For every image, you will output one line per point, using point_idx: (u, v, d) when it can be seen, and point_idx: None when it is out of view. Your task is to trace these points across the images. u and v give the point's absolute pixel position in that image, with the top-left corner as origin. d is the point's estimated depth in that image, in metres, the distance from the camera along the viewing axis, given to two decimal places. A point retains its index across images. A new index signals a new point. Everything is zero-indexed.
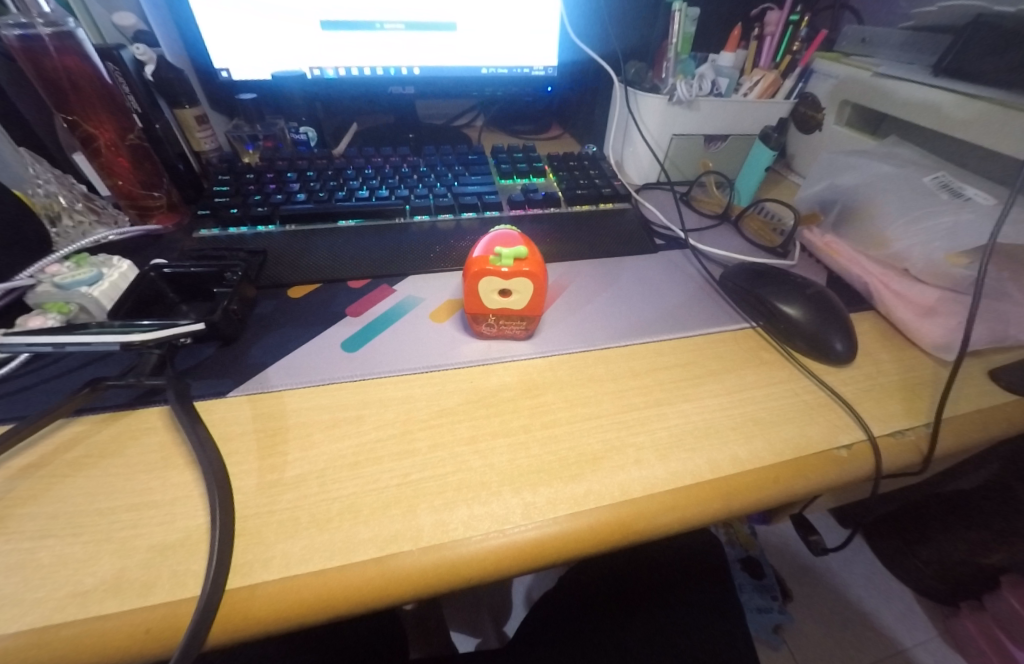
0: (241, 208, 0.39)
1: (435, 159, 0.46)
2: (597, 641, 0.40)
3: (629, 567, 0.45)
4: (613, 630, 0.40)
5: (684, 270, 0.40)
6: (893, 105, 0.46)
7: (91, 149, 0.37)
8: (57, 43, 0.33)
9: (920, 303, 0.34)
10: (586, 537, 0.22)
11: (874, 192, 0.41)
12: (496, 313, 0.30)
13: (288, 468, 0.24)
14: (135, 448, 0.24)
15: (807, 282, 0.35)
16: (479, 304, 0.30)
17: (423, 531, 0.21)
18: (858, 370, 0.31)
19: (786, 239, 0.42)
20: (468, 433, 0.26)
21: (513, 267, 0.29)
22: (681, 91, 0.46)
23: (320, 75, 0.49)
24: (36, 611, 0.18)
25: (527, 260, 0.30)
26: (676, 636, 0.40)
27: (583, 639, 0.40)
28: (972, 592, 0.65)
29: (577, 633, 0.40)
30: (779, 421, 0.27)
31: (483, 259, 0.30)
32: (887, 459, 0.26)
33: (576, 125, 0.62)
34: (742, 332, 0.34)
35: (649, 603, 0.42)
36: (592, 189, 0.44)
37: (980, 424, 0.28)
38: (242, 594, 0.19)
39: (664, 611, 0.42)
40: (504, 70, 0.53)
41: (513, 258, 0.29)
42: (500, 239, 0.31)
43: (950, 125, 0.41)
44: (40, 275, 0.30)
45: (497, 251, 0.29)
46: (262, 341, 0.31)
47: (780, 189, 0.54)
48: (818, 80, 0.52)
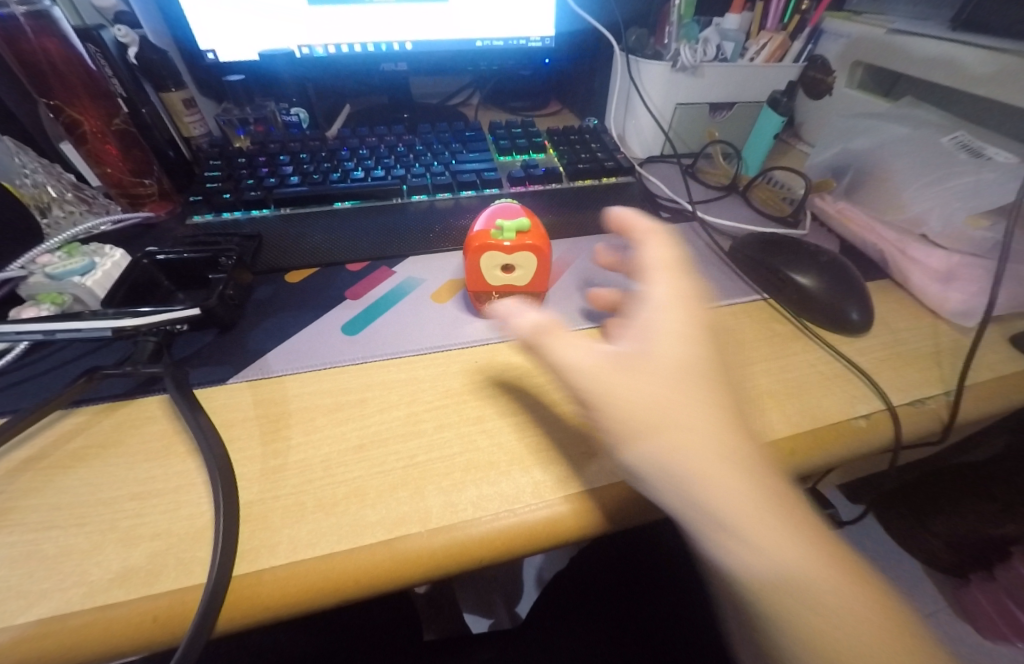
0: (234, 193, 0.38)
1: (430, 137, 0.45)
2: (608, 610, 0.40)
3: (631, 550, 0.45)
4: (614, 613, 0.40)
5: (691, 243, 0.38)
6: (910, 62, 0.44)
7: (76, 135, 0.36)
8: (33, 24, 0.32)
9: (938, 267, 0.33)
10: (597, 513, 0.22)
11: (889, 155, 0.40)
12: (500, 289, 0.30)
13: (291, 452, 0.23)
14: (136, 438, 0.24)
15: (821, 250, 0.34)
16: (482, 281, 0.29)
17: (431, 513, 0.21)
18: (874, 339, 0.30)
19: (797, 208, 0.41)
20: (474, 414, 0.25)
21: (515, 240, 0.28)
22: (685, 56, 0.45)
23: (310, 54, 0.47)
24: (44, 602, 0.18)
25: (529, 233, 0.29)
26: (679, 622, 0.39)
27: (595, 610, 0.41)
28: (982, 562, 0.64)
29: (589, 604, 0.41)
30: (794, 393, 0.27)
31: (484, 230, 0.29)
32: (906, 427, 0.25)
33: (576, 100, 0.60)
34: (753, 305, 0.33)
35: (659, 575, 0.43)
36: (594, 163, 0.43)
37: (1001, 391, 0.27)
38: (249, 579, 0.19)
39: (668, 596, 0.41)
40: (499, 42, 0.51)
41: (515, 231, 0.28)
42: (505, 210, 0.30)
43: (971, 81, 0.39)
44: (31, 265, 0.30)
45: (499, 223, 0.28)
46: (261, 327, 0.30)
47: (789, 158, 0.52)
48: (828, 41, 0.50)
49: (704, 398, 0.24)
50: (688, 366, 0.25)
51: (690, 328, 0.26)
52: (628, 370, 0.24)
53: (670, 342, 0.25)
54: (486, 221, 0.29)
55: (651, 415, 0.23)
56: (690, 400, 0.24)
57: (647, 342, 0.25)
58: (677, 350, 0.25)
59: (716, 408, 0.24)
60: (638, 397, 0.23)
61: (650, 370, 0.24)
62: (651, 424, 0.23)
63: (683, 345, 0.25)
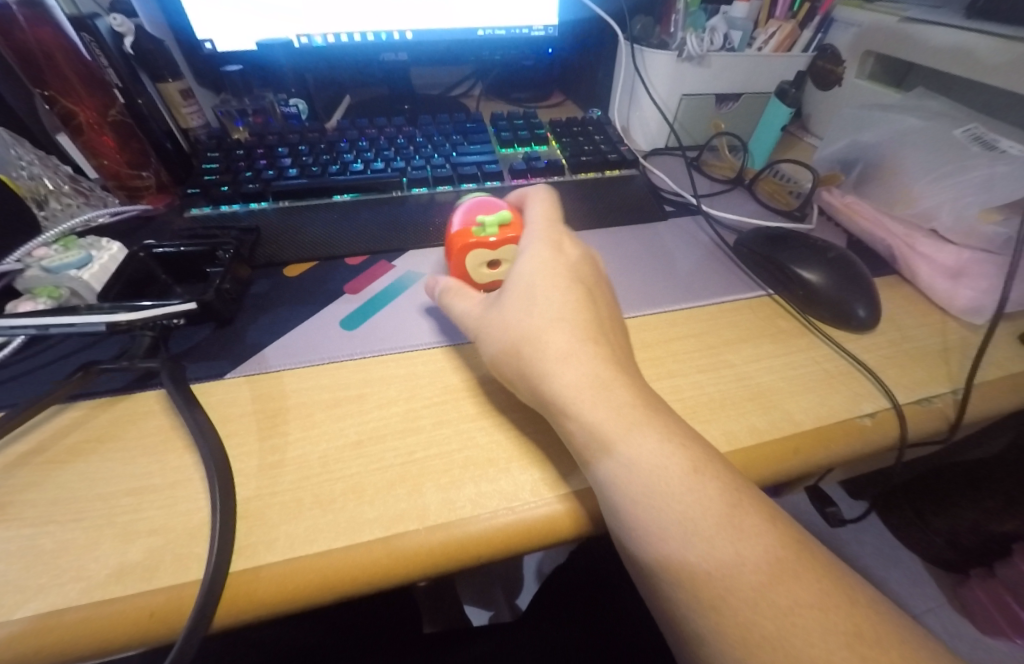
0: (232, 186, 0.37)
1: (431, 129, 0.44)
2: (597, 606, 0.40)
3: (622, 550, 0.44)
4: (597, 612, 0.40)
5: (695, 237, 0.38)
6: (922, 52, 0.43)
7: (72, 127, 0.36)
8: (27, 13, 0.31)
9: (948, 264, 0.32)
10: (597, 510, 0.21)
11: (899, 147, 0.39)
12: (489, 286, 0.30)
13: (289, 448, 0.23)
14: (133, 432, 0.24)
15: (827, 245, 0.33)
16: (470, 280, 0.29)
17: (429, 510, 0.21)
18: (881, 336, 0.30)
19: (804, 201, 0.40)
20: (473, 410, 0.25)
21: (500, 235, 0.28)
22: (691, 46, 0.44)
23: (309, 44, 0.47)
24: (40, 598, 0.18)
25: (512, 225, 0.28)
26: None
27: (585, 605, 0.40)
28: (983, 559, 0.64)
29: (581, 599, 0.41)
30: (798, 390, 0.26)
31: (466, 228, 0.28)
32: (912, 426, 0.25)
33: (579, 91, 0.59)
34: (758, 300, 0.33)
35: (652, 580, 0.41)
36: (597, 156, 0.42)
37: (1010, 389, 0.27)
38: (246, 576, 0.18)
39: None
40: (501, 31, 0.50)
41: (496, 225, 0.28)
42: (481, 204, 0.30)
43: (984, 71, 0.39)
44: (27, 258, 0.30)
45: (480, 220, 0.28)
46: (258, 321, 0.30)
47: (797, 151, 0.51)
48: (839, 30, 0.49)
49: (566, 322, 0.24)
50: (553, 294, 0.25)
51: (559, 265, 0.26)
52: (495, 308, 0.25)
53: (536, 275, 0.25)
54: (466, 218, 0.29)
55: (514, 347, 0.24)
56: (551, 325, 0.23)
57: (516, 278, 0.26)
58: (543, 281, 0.25)
59: (577, 333, 0.23)
60: (503, 331, 0.24)
61: (516, 304, 0.25)
62: (514, 355, 0.24)
63: (551, 277, 0.25)
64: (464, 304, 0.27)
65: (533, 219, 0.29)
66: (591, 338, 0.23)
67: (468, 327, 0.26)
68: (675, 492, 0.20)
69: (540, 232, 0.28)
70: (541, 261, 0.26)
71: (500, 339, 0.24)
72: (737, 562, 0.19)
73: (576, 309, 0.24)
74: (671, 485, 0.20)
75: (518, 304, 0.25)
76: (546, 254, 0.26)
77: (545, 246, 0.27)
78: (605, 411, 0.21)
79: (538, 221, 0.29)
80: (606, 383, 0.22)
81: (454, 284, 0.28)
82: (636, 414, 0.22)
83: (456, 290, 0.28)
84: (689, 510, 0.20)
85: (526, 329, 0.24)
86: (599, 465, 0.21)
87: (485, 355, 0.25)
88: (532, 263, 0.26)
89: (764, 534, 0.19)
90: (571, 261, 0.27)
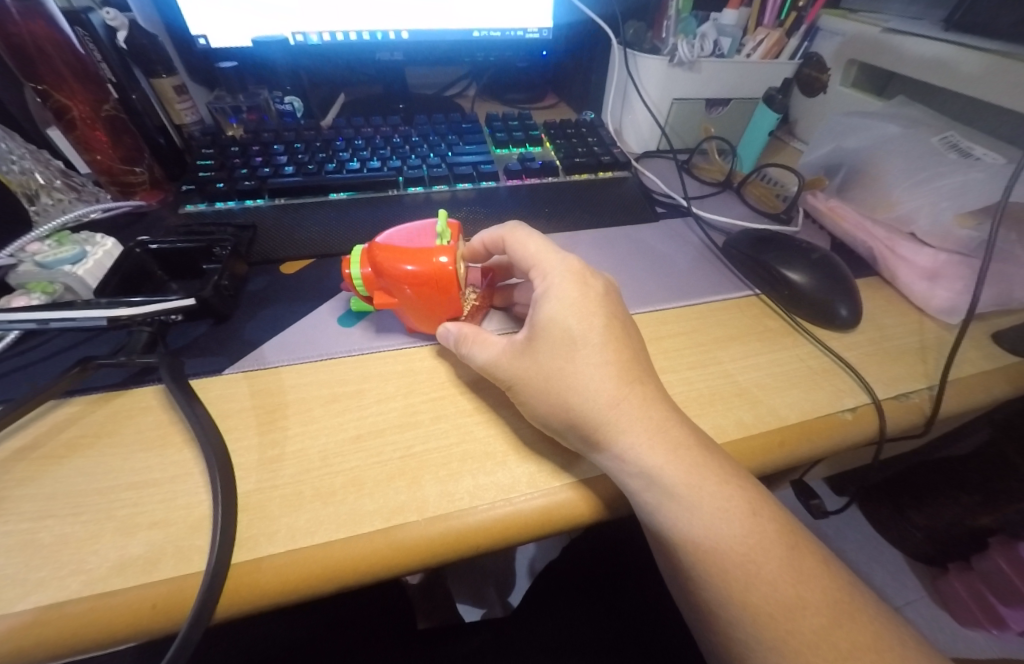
0: (227, 183, 0.37)
1: (426, 128, 0.44)
2: (548, 591, 0.43)
3: (614, 541, 0.46)
4: (550, 596, 0.42)
5: (686, 238, 0.39)
6: (903, 63, 0.44)
7: (65, 121, 0.35)
8: (21, 8, 0.31)
9: (924, 267, 0.34)
10: (588, 503, 0.22)
11: (881, 154, 0.40)
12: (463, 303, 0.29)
13: (288, 442, 0.23)
14: (130, 427, 0.24)
15: (811, 247, 0.34)
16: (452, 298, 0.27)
17: (428, 502, 0.21)
18: (862, 335, 0.31)
19: (790, 204, 0.41)
20: (469, 405, 0.26)
21: (456, 238, 0.29)
22: (682, 52, 0.45)
23: (304, 42, 0.47)
24: (40, 591, 0.18)
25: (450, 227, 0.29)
26: (662, 609, 0.39)
27: (543, 590, 0.43)
28: (961, 553, 0.65)
29: (545, 584, 0.44)
30: (783, 386, 0.27)
31: (435, 252, 0.26)
32: (891, 421, 0.26)
33: (572, 92, 0.60)
34: (746, 300, 0.34)
35: (602, 582, 0.42)
36: (590, 157, 0.43)
37: (984, 385, 0.28)
38: (247, 567, 0.19)
39: (652, 586, 0.42)
40: (497, 33, 0.51)
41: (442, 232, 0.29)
42: (385, 241, 0.27)
43: (959, 81, 0.40)
44: (21, 253, 0.29)
45: (437, 233, 0.28)
46: (256, 318, 0.30)
47: (784, 155, 0.53)
48: (824, 39, 0.50)
49: (610, 368, 0.24)
50: (593, 337, 0.24)
51: (587, 299, 0.26)
52: (530, 354, 0.25)
53: (569, 318, 0.25)
54: (405, 247, 0.27)
55: (560, 397, 0.23)
56: (596, 372, 0.24)
57: (547, 320, 0.25)
58: (579, 323, 0.25)
59: (619, 378, 0.24)
60: (546, 380, 0.24)
61: (554, 350, 0.24)
62: (561, 405, 0.23)
63: (586, 318, 0.25)
64: (489, 351, 0.25)
65: (538, 254, 0.28)
66: (633, 382, 0.24)
67: (499, 374, 0.25)
68: (734, 530, 0.21)
69: (553, 265, 0.27)
70: (572, 302, 0.25)
71: (543, 388, 0.23)
72: (770, 577, 0.21)
73: (615, 353, 0.24)
74: (732, 524, 0.21)
75: (557, 349, 0.24)
76: (573, 290, 0.26)
77: (570, 283, 0.26)
78: (664, 458, 0.22)
79: (547, 257, 0.28)
80: (660, 424, 0.23)
81: (467, 330, 0.27)
82: (693, 459, 0.22)
83: (473, 337, 0.26)
84: (746, 543, 0.21)
85: (571, 378, 0.23)
86: (663, 507, 0.22)
87: (521, 403, 0.24)
88: (562, 304, 0.25)
89: (799, 555, 0.21)
90: (599, 295, 0.26)
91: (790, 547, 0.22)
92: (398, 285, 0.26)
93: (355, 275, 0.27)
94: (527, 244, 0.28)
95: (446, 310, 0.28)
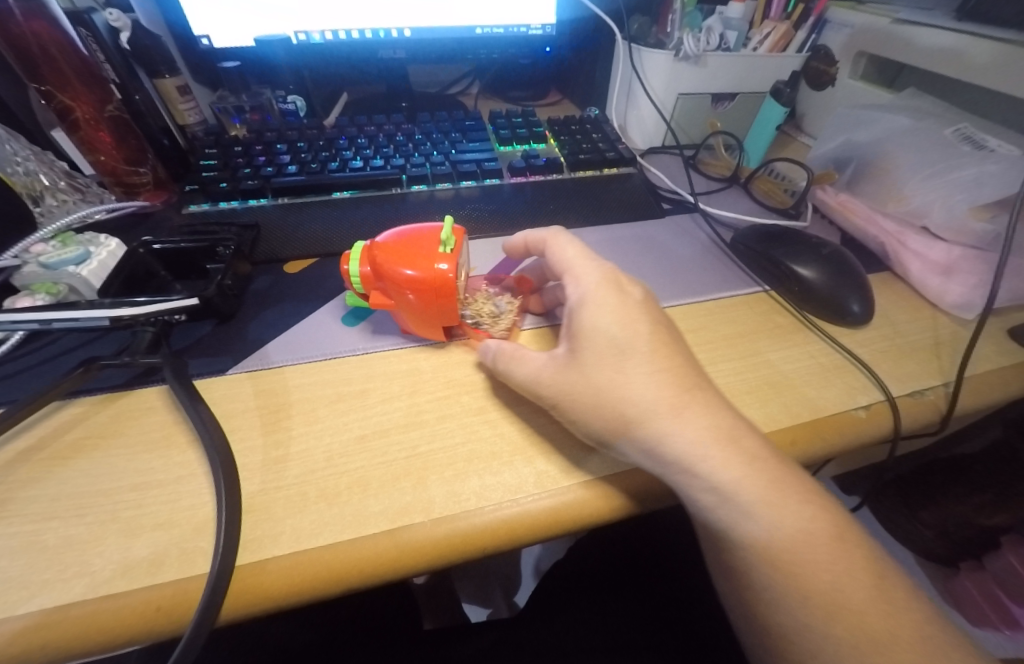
0: (230, 182, 0.37)
1: (430, 126, 0.44)
2: (565, 591, 0.42)
3: (640, 540, 0.45)
4: (567, 597, 0.41)
5: (693, 234, 0.38)
6: (914, 54, 0.43)
7: (68, 122, 0.35)
8: (24, 8, 0.31)
9: (937, 261, 0.33)
10: (597, 504, 0.22)
11: (892, 147, 0.39)
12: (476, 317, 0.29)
13: (292, 443, 0.23)
14: (135, 429, 0.24)
15: (821, 242, 0.34)
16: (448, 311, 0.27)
17: (434, 502, 0.21)
18: (875, 331, 0.30)
19: (798, 199, 0.41)
20: (474, 405, 0.25)
21: (461, 243, 0.28)
22: (687, 45, 0.44)
23: (307, 41, 0.46)
24: (45, 593, 0.18)
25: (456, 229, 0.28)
26: (680, 614, 0.38)
27: (558, 591, 0.42)
28: (973, 552, 0.65)
29: (560, 585, 0.43)
30: (795, 384, 0.27)
31: (435, 259, 0.26)
32: (905, 419, 0.26)
33: (576, 90, 0.59)
34: (754, 296, 0.33)
35: (618, 582, 0.42)
36: (595, 153, 0.42)
37: (1002, 382, 0.27)
38: (252, 569, 0.19)
39: (674, 591, 0.41)
40: (500, 29, 0.50)
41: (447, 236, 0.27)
42: (389, 241, 0.27)
43: (972, 73, 0.40)
44: (25, 254, 0.29)
45: (440, 239, 0.27)
46: (260, 318, 0.30)
47: (791, 150, 0.52)
48: (832, 31, 0.49)
49: (663, 376, 0.23)
50: (641, 346, 0.24)
51: (628, 308, 0.25)
52: (576, 367, 0.24)
53: (612, 326, 0.24)
54: (406, 249, 0.26)
55: (614, 409, 0.22)
56: (649, 383, 0.23)
57: (590, 331, 0.24)
58: (622, 332, 0.24)
59: (675, 388, 0.23)
60: (598, 392, 0.23)
61: (601, 360, 0.24)
62: (618, 420, 0.22)
63: (629, 326, 0.24)
64: (532, 369, 0.24)
65: (572, 264, 0.27)
66: (690, 390, 0.23)
67: (544, 392, 0.24)
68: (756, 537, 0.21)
69: (589, 273, 0.27)
70: (611, 311, 0.25)
71: (595, 402, 0.22)
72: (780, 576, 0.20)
73: (665, 360, 0.24)
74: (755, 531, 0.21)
75: (604, 360, 0.24)
76: (614, 300, 0.25)
77: (607, 292, 0.26)
78: (740, 472, 0.21)
79: (582, 263, 0.27)
80: (731, 435, 0.22)
81: (506, 347, 0.26)
82: (771, 471, 0.22)
83: (512, 355, 0.25)
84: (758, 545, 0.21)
85: (623, 390, 0.23)
86: None
87: (571, 422, 0.23)
88: (603, 314, 0.25)
89: (813, 558, 0.21)
90: (638, 302, 0.26)
91: (804, 549, 0.21)
92: (399, 290, 0.26)
93: (354, 273, 0.26)
94: (565, 250, 0.28)
95: (442, 316, 0.27)
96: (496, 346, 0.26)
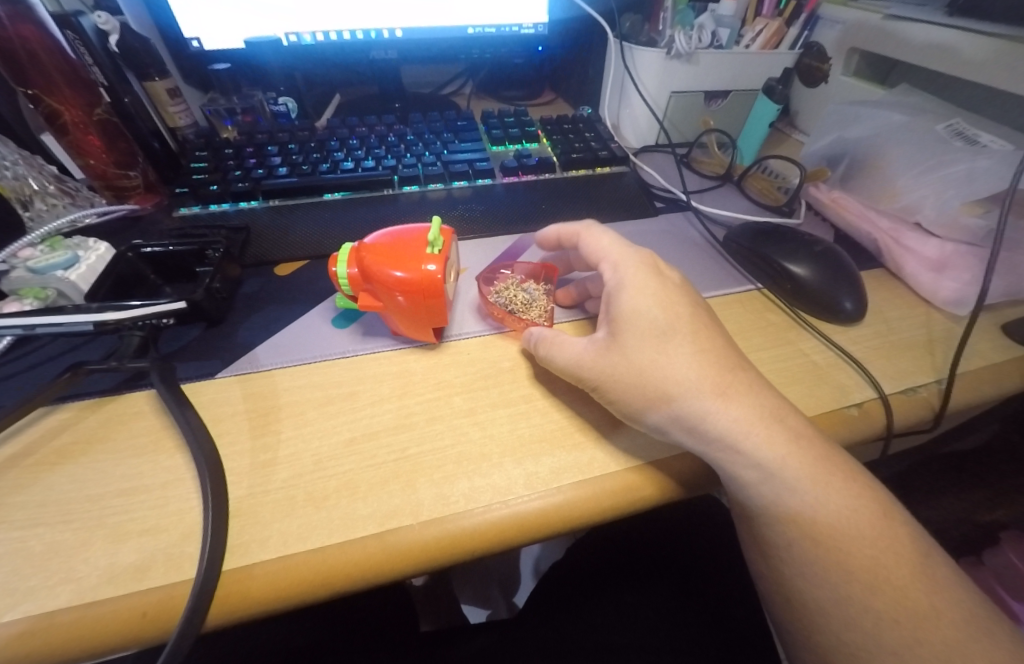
0: (221, 184, 0.37)
1: (422, 127, 0.44)
2: (565, 594, 0.41)
3: (639, 538, 0.45)
4: (567, 601, 0.40)
5: (685, 233, 0.38)
6: (906, 50, 0.43)
7: (57, 126, 0.35)
8: (11, 13, 0.31)
9: (931, 258, 0.33)
10: (588, 505, 0.22)
11: (885, 144, 0.39)
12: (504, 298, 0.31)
13: (281, 446, 0.23)
14: (123, 434, 0.24)
15: (814, 240, 0.33)
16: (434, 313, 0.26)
17: (423, 505, 0.21)
18: (868, 328, 0.30)
19: (791, 197, 0.40)
20: (465, 406, 0.25)
21: (449, 243, 0.27)
22: (680, 43, 0.44)
23: (297, 42, 0.46)
24: (29, 601, 0.18)
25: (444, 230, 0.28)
26: (681, 615, 0.38)
27: (558, 594, 0.41)
28: None
29: (559, 586, 0.42)
30: (788, 382, 0.27)
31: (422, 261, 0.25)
32: (898, 417, 0.26)
33: (569, 89, 0.59)
34: (747, 295, 0.33)
35: (617, 583, 0.41)
36: (588, 152, 0.42)
37: (995, 378, 0.27)
38: (239, 575, 0.18)
39: (675, 591, 0.41)
40: (492, 29, 0.50)
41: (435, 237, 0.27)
42: (378, 242, 0.27)
43: (964, 68, 0.40)
44: (13, 260, 0.29)
45: (428, 240, 0.26)
46: (250, 321, 0.29)
47: (786, 147, 0.52)
48: (824, 27, 0.49)
49: (705, 356, 0.23)
50: (683, 326, 0.24)
51: (669, 291, 0.26)
52: (619, 349, 0.24)
53: (653, 308, 0.25)
54: (395, 250, 0.26)
55: (659, 388, 0.22)
56: (692, 363, 0.23)
57: (630, 313, 0.24)
58: (663, 314, 0.24)
59: (718, 370, 0.23)
60: (641, 371, 0.23)
61: (644, 341, 0.24)
62: (663, 402, 0.22)
63: (670, 309, 0.25)
64: (574, 353, 0.24)
65: (608, 252, 0.28)
66: (734, 371, 0.23)
67: (586, 375, 0.24)
68: None
69: (629, 259, 0.27)
70: (651, 294, 0.25)
71: (638, 382, 0.23)
72: None
73: (707, 342, 0.24)
74: None
75: (646, 341, 0.24)
76: (655, 283, 0.26)
77: (646, 276, 0.26)
78: (785, 451, 0.22)
79: (620, 250, 0.28)
80: (777, 415, 0.22)
81: (548, 333, 0.26)
82: (818, 451, 0.22)
83: (553, 340, 0.25)
84: None
85: (667, 369, 0.23)
86: None
87: (613, 403, 0.23)
88: (643, 297, 0.25)
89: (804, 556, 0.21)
90: (677, 286, 0.26)
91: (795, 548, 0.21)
92: (388, 292, 0.26)
93: (342, 274, 0.26)
94: (601, 239, 0.29)
95: (431, 316, 0.27)
96: (540, 332, 0.26)
